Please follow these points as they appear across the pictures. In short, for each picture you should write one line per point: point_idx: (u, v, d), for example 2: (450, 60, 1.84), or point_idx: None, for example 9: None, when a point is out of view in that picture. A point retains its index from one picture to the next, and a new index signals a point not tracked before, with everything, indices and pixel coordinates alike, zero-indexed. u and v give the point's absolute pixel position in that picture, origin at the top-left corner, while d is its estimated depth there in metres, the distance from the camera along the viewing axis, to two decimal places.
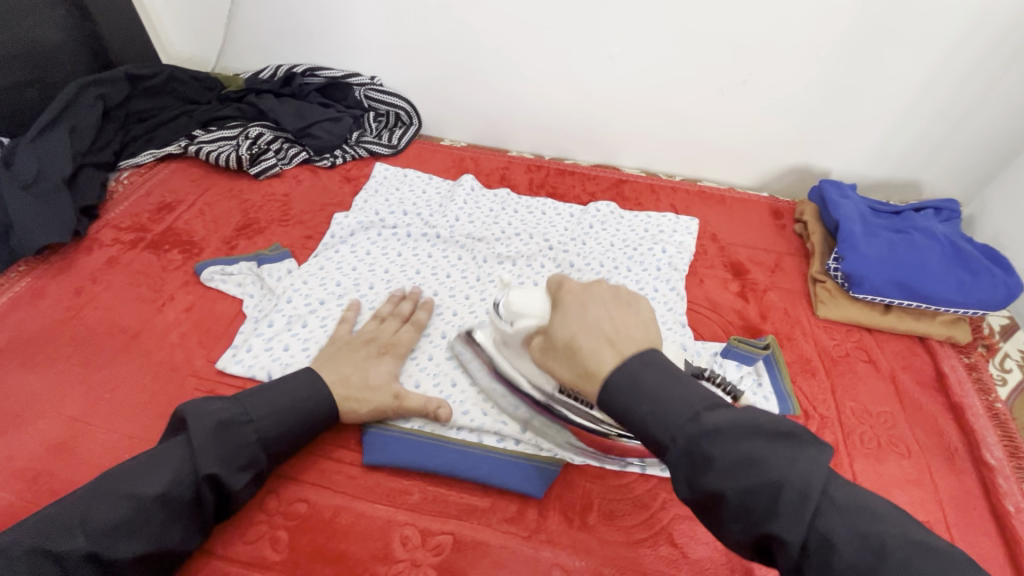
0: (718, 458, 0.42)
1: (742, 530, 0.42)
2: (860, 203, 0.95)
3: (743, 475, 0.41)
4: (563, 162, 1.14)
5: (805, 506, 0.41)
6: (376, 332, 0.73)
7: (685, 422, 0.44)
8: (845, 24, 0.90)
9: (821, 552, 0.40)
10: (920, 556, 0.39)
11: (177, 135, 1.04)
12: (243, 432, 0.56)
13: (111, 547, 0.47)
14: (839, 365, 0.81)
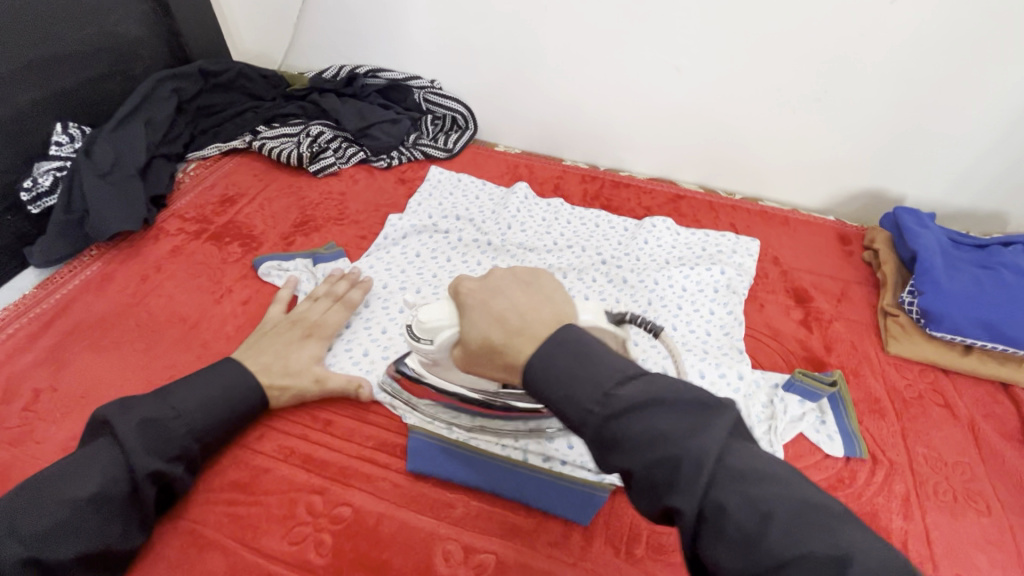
0: (624, 435, 0.40)
1: (646, 506, 0.40)
2: (940, 234, 0.88)
3: (647, 450, 0.39)
4: (619, 174, 1.12)
5: (701, 475, 0.37)
6: (304, 313, 0.74)
7: (593, 402, 0.42)
8: (935, 41, 0.84)
9: (716, 521, 0.37)
10: (805, 522, 0.35)
11: (242, 130, 1.07)
12: (170, 428, 0.58)
13: (51, 550, 0.48)
14: (911, 408, 0.76)
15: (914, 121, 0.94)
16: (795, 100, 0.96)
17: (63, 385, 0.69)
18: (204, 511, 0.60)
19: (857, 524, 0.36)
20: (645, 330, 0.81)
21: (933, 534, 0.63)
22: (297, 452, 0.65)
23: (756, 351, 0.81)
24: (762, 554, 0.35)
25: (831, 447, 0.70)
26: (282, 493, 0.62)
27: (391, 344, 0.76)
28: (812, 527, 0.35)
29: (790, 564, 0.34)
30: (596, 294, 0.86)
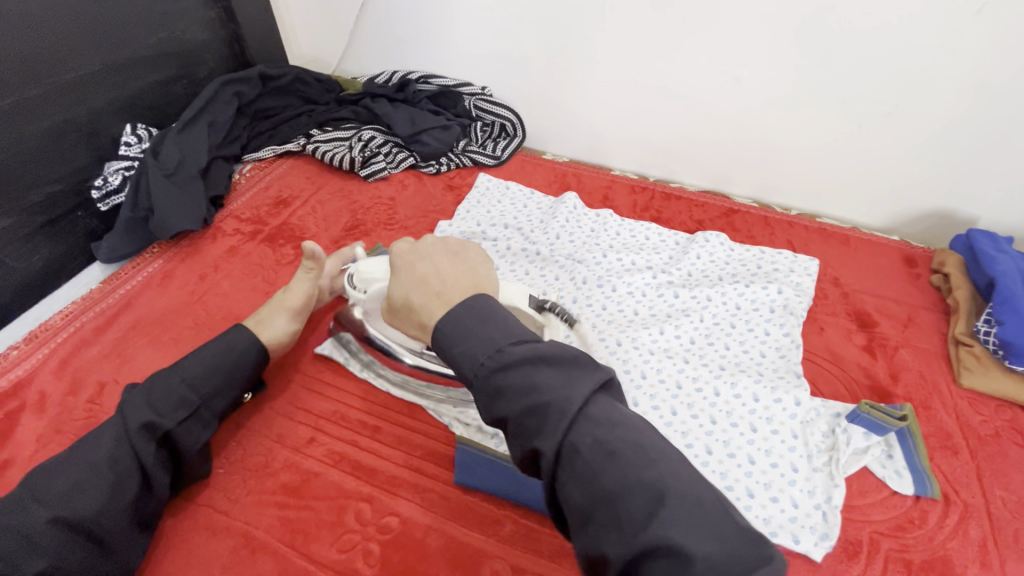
0: (504, 386, 0.41)
1: (516, 449, 0.41)
2: (1020, 260, 0.83)
3: (521, 400, 0.40)
4: (669, 186, 1.09)
5: (562, 422, 0.39)
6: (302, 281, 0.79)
7: (483, 355, 0.42)
8: (1021, 54, 0.79)
9: (570, 462, 0.38)
10: (641, 461, 0.37)
11: (296, 133, 1.09)
12: (172, 385, 0.60)
13: (71, 510, 0.50)
14: (987, 446, 0.71)
15: (993, 138, 0.88)
16: (862, 114, 0.92)
17: (125, 379, 0.71)
18: (255, 513, 0.61)
19: (688, 466, 0.38)
20: (698, 349, 0.78)
21: None
22: (345, 459, 0.65)
23: (817, 377, 0.77)
24: (600, 490, 0.37)
25: (900, 485, 0.66)
26: (331, 499, 0.62)
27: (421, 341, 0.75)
28: (647, 466, 0.37)
29: (618, 496, 0.36)
30: (646, 308, 0.84)
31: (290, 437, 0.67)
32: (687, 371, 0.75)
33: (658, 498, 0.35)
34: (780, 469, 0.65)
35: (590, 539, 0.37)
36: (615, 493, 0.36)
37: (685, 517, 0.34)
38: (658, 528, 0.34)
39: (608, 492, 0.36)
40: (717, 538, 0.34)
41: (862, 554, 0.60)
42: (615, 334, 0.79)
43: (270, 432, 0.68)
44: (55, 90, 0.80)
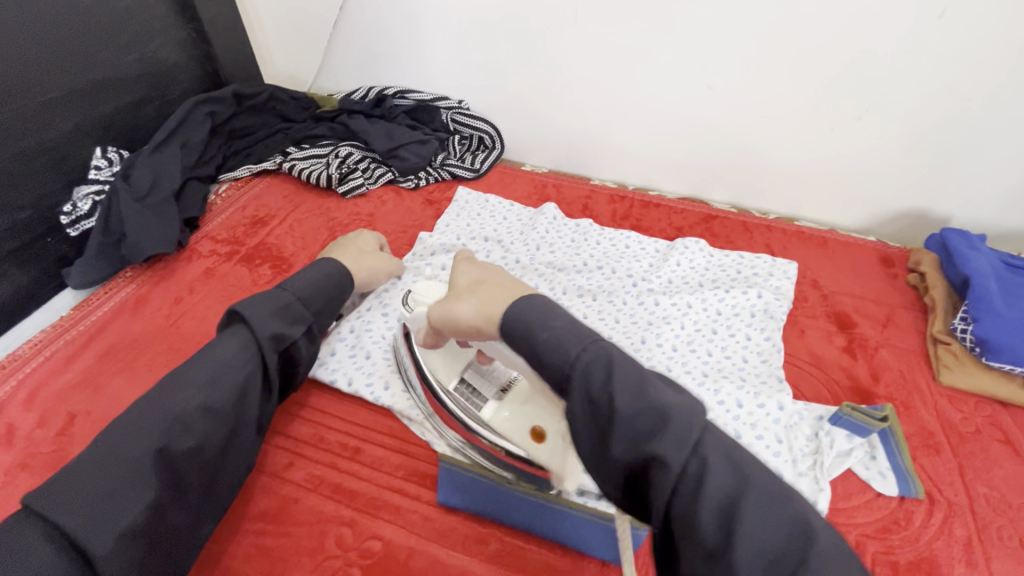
0: (620, 389, 0.41)
1: (622, 460, 0.40)
2: (992, 257, 0.84)
3: (636, 404, 0.40)
4: (647, 194, 1.10)
5: (683, 436, 0.39)
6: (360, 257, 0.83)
7: (578, 349, 0.43)
8: (984, 56, 0.81)
9: (689, 482, 0.38)
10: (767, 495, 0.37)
11: (272, 152, 1.08)
12: (224, 375, 0.56)
13: (113, 513, 0.46)
14: (968, 443, 0.71)
15: (961, 138, 0.90)
16: (834, 118, 0.94)
17: (97, 408, 0.69)
18: (234, 542, 0.59)
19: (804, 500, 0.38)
20: (680, 356, 0.78)
21: None
22: (327, 482, 0.64)
23: (798, 380, 0.78)
24: (725, 514, 0.36)
25: (883, 486, 0.66)
26: (311, 524, 0.60)
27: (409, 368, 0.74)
28: (773, 497, 0.37)
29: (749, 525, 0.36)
30: (627, 317, 0.84)
31: (268, 463, 0.66)
32: (669, 379, 0.74)
33: (790, 527, 0.36)
34: None
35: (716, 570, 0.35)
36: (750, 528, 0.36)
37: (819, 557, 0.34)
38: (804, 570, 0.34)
39: (735, 513, 0.36)
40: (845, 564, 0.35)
41: None
42: None
43: None
44: (19, 117, 0.78)
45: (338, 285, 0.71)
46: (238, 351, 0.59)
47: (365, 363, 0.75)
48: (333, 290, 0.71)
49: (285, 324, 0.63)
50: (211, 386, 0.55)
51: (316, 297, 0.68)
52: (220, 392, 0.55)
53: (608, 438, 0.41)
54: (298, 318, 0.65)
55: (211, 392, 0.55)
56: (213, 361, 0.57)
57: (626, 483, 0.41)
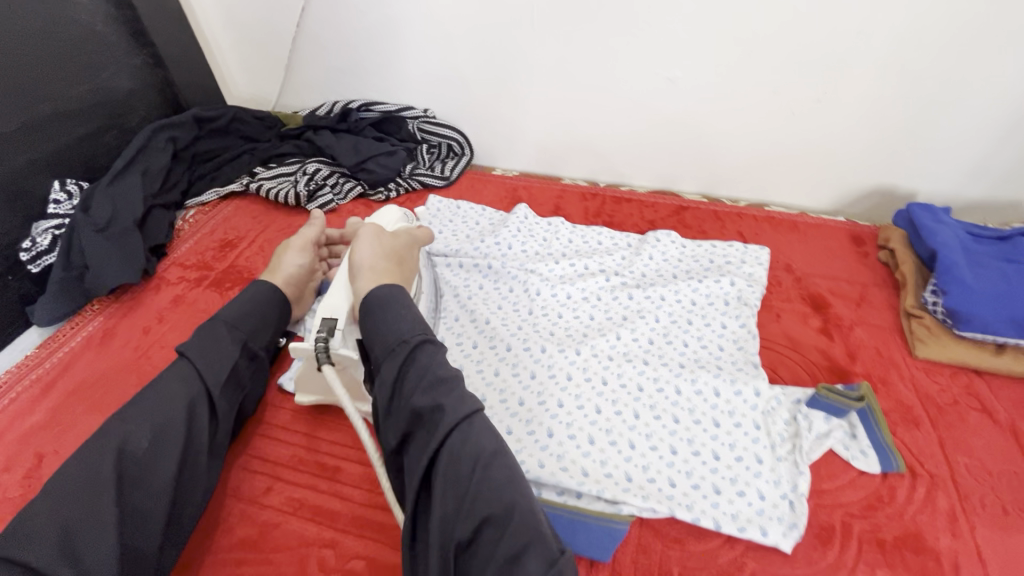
0: (425, 368, 0.53)
1: (402, 413, 0.52)
2: (958, 229, 0.85)
3: (428, 383, 0.52)
4: (618, 190, 1.10)
5: (449, 403, 0.50)
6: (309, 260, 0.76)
7: (405, 341, 0.55)
8: (930, 34, 0.83)
9: (446, 444, 0.48)
10: (487, 467, 0.48)
11: (239, 173, 1.07)
12: (170, 405, 0.56)
13: (85, 549, 0.46)
14: (947, 415, 0.72)
15: (917, 114, 0.92)
16: (793, 102, 0.95)
17: (66, 447, 0.67)
18: (213, 574, 0.57)
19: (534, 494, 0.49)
20: (656, 349, 0.78)
21: (985, 554, 0.59)
22: (306, 504, 0.63)
23: (776, 364, 0.78)
24: (462, 472, 0.47)
25: (865, 464, 0.66)
26: (291, 549, 0.59)
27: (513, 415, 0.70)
28: (496, 475, 0.48)
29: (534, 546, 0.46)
30: (602, 313, 0.84)
31: (246, 489, 0.64)
32: (647, 372, 0.74)
33: (503, 499, 0.46)
34: (745, 462, 0.65)
35: (447, 505, 0.47)
36: (480, 481, 0.47)
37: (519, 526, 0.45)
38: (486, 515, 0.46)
39: (481, 487, 0.47)
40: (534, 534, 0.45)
41: (837, 539, 0.60)
42: (572, 343, 0.78)
43: (225, 486, 0.65)
44: None
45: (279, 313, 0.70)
46: (176, 383, 0.58)
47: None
48: (274, 317, 0.69)
49: (226, 351, 0.62)
50: (155, 417, 0.55)
51: (260, 321, 0.67)
52: (165, 418, 0.55)
53: (405, 392, 0.52)
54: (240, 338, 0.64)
55: (156, 424, 0.54)
56: (153, 398, 0.56)
57: (405, 436, 0.52)
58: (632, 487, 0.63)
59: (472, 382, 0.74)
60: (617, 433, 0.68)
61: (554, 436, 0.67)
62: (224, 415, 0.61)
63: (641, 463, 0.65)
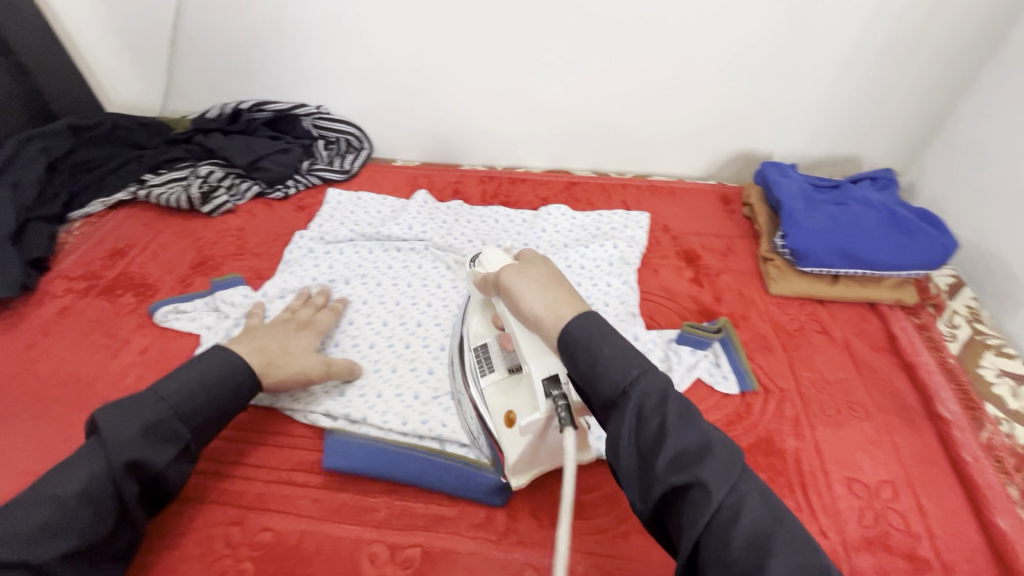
0: (640, 385, 0.43)
1: (632, 439, 0.42)
2: (800, 181, 0.97)
3: (657, 405, 0.43)
4: (514, 171, 1.16)
5: (701, 441, 0.41)
6: (297, 315, 0.77)
7: (621, 354, 0.45)
8: (761, 13, 0.93)
9: (699, 483, 0.39)
10: (765, 519, 0.38)
11: (126, 181, 1.04)
12: (99, 471, 0.52)
13: None
14: (794, 339, 0.83)
15: (762, 86, 1.03)
16: (658, 80, 1.04)
17: None
18: None
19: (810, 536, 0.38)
20: None
21: (822, 448, 0.70)
22: (210, 489, 0.64)
23: (654, 312, 0.87)
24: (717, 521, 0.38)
25: (726, 387, 0.76)
26: (197, 530, 0.61)
27: (365, 382, 0.73)
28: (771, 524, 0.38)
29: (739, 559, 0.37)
30: None
31: None
32: None
33: (790, 554, 0.36)
34: None
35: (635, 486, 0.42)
36: (751, 528, 0.38)
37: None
38: (778, 570, 0.35)
39: (766, 531, 0.38)
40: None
41: None
42: None
43: None
44: None
45: (244, 370, 0.63)
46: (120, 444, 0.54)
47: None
48: (220, 380, 0.61)
49: (140, 415, 0.55)
50: (84, 480, 0.51)
51: (188, 385, 0.59)
52: (92, 484, 0.51)
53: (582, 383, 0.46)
54: (162, 402, 0.56)
55: (54, 486, 0.51)
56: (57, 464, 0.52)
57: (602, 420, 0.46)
58: None
59: (383, 355, 0.77)
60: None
61: (435, 392, 0.72)
62: (136, 486, 0.54)
63: None
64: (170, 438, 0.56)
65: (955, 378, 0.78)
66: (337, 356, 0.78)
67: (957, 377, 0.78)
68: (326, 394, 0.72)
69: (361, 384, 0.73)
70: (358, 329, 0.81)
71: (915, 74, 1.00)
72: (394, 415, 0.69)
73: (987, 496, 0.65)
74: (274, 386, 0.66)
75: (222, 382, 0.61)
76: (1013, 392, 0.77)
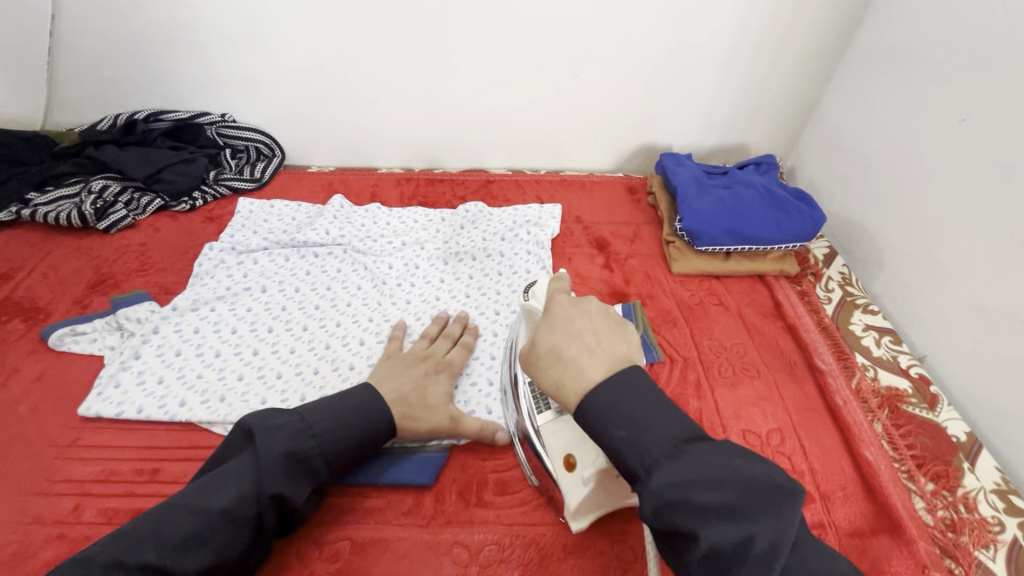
0: (629, 414, 0.46)
1: (662, 527, 0.43)
2: (694, 169, 1.07)
3: (698, 513, 0.41)
4: (432, 172, 1.18)
5: (739, 530, 0.40)
6: (429, 351, 0.75)
7: (662, 455, 0.44)
8: (647, 16, 1.01)
9: (731, 567, 0.39)
10: (796, 563, 0.39)
11: (8, 201, 0.96)
12: (254, 495, 0.52)
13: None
14: (695, 311, 0.91)
15: (656, 82, 1.11)
16: (560, 79, 1.09)
17: None
18: None
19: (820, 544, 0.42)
20: (473, 300, 0.88)
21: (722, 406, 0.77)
22: (120, 512, 0.61)
23: None
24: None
25: None
26: None
27: (287, 387, 0.74)
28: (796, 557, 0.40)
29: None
30: (421, 279, 0.91)
31: (49, 513, 0.61)
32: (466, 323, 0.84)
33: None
34: None
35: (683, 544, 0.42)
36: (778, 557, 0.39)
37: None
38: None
39: (785, 545, 0.39)
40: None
41: None
42: (396, 310, 0.85)
43: (22, 516, 0.61)
44: None
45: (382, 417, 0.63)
46: (275, 467, 0.54)
47: (156, 389, 0.72)
48: (374, 418, 0.62)
49: (296, 441, 0.56)
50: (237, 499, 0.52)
51: (345, 425, 0.60)
52: (239, 504, 0.51)
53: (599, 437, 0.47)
54: (313, 436, 0.57)
55: (209, 498, 0.51)
56: (227, 470, 0.54)
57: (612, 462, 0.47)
58: None
59: (304, 358, 0.77)
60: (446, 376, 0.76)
61: None
62: (272, 513, 0.54)
63: (464, 398, 0.74)
64: (311, 473, 0.57)
65: (830, 334, 0.89)
66: (253, 363, 0.76)
67: (831, 333, 0.89)
68: (246, 402, 0.71)
69: (282, 389, 0.73)
70: (277, 336, 0.80)
71: (785, 69, 1.12)
72: None
73: (856, 431, 0.75)
74: (409, 438, 0.66)
75: (376, 425, 0.62)
76: (877, 342, 0.89)
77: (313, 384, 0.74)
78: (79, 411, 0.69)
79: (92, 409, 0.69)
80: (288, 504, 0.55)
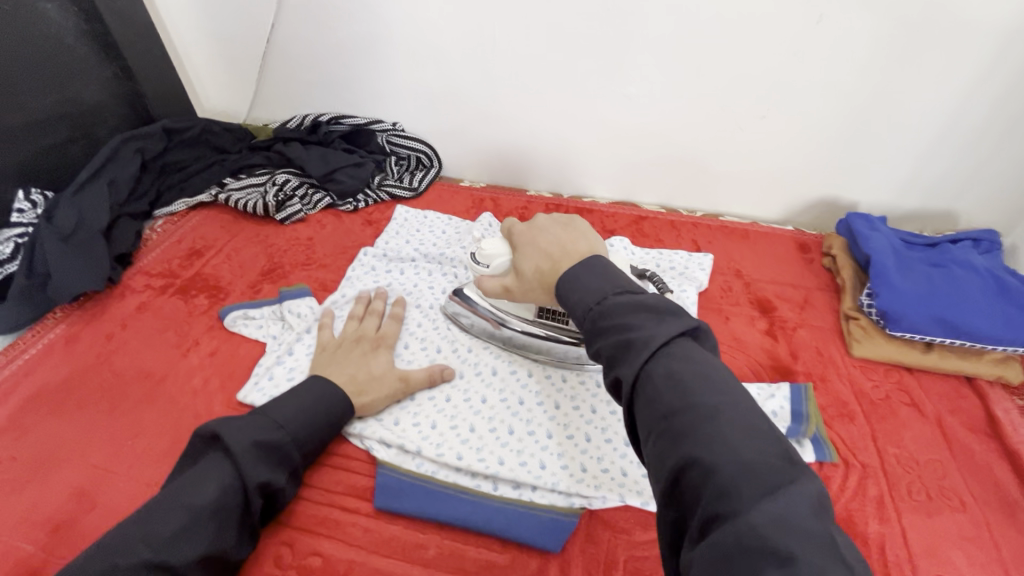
0: (614, 316, 0.43)
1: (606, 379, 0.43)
2: (892, 235, 0.91)
3: (616, 334, 0.42)
4: (581, 201, 1.14)
5: (646, 354, 0.40)
6: (361, 331, 0.78)
7: (593, 302, 0.46)
8: (860, 55, 0.89)
9: (643, 390, 0.39)
10: (705, 388, 0.38)
11: (208, 183, 1.08)
12: (234, 483, 0.55)
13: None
14: (879, 409, 0.76)
15: (854, 130, 0.97)
16: (740, 118, 1.00)
17: (22, 454, 0.68)
18: None
19: (755, 404, 0.38)
20: None
21: (911, 539, 0.63)
22: None
23: None
24: (669, 422, 0.37)
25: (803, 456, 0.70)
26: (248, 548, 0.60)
27: (420, 410, 0.73)
28: (714, 392, 0.37)
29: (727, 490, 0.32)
30: None
31: None
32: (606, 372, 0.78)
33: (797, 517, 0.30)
34: None
35: (653, 440, 0.37)
36: (730, 472, 0.33)
37: (727, 437, 0.35)
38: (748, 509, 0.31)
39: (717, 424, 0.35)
40: (757, 468, 0.33)
41: None
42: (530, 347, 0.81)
43: None
44: None
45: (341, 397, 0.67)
46: (251, 457, 0.57)
47: None
48: (334, 403, 0.66)
49: (262, 432, 0.59)
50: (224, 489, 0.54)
51: (304, 411, 0.64)
52: (225, 495, 0.54)
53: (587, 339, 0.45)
54: (279, 425, 0.61)
55: (189, 496, 0.53)
56: (199, 470, 0.56)
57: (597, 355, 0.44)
58: (585, 479, 0.66)
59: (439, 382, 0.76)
60: (500, 417, 0.72)
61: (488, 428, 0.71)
62: (256, 497, 0.57)
63: (597, 455, 0.68)
64: (282, 461, 0.60)
65: None
66: None
67: None
68: (380, 420, 0.72)
69: (414, 412, 0.73)
70: (413, 354, 0.80)
71: None
72: (449, 448, 0.68)
73: None
74: (368, 411, 0.71)
75: (336, 406, 0.66)
76: None
77: (445, 412, 0.72)
78: (238, 396, 0.74)
79: (249, 397, 0.74)
80: (269, 486, 0.58)
